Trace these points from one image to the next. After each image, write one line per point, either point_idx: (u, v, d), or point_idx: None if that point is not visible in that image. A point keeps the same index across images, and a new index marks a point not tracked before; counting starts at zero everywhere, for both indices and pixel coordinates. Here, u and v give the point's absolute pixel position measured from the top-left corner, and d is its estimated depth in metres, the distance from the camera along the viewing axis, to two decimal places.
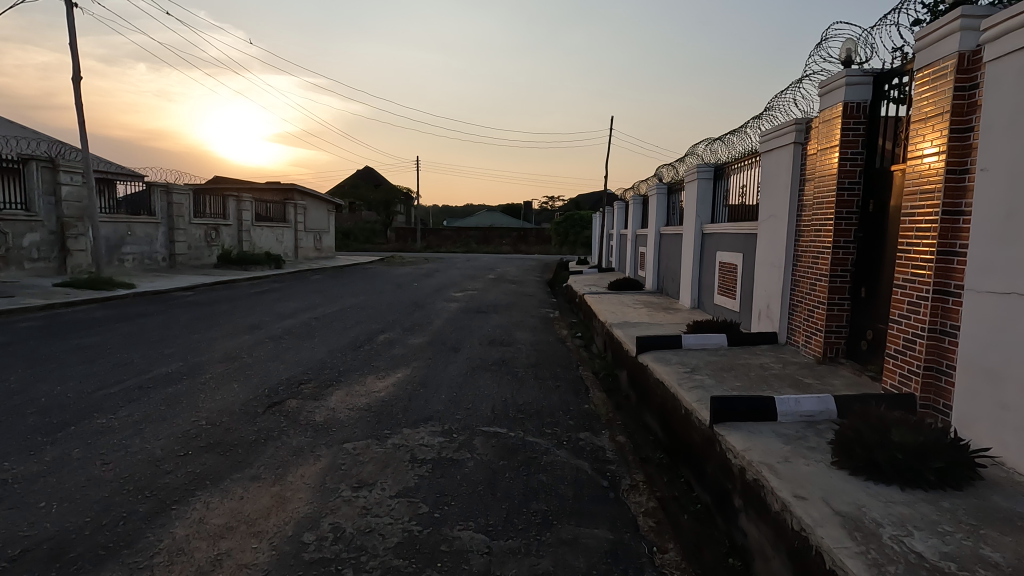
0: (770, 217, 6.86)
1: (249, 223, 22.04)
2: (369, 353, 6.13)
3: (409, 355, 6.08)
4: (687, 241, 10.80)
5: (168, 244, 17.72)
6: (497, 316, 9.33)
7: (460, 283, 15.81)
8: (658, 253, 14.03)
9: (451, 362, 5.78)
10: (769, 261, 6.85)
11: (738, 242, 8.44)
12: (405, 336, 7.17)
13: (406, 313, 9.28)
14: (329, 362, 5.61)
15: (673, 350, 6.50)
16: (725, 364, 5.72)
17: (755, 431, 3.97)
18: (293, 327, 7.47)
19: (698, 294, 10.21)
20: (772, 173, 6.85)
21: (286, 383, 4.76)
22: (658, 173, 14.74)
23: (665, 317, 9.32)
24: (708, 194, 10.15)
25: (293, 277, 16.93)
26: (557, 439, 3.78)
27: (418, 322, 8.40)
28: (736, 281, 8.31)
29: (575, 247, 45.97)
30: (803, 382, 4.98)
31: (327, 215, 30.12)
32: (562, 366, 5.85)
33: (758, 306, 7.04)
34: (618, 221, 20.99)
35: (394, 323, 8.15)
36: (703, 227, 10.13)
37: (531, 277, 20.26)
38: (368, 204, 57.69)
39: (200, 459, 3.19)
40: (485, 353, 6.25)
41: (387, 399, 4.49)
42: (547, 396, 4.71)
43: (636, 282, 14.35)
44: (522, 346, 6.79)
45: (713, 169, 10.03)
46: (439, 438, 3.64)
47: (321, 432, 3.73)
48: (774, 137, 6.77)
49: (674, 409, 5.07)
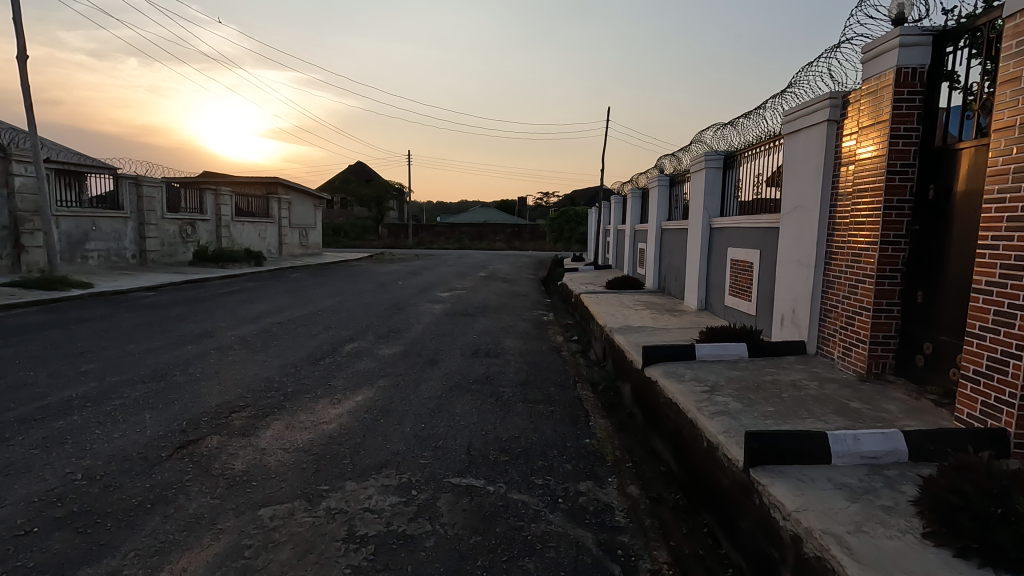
0: (795, 208, 5.97)
1: (228, 218, 21.00)
2: (330, 368, 5.20)
3: (376, 371, 5.15)
4: (692, 236, 9.92)
5: (139, 241, 16.69)
6: (486, 319, 8.41)
7: (449, 282, 14.86)
8: (659, 250, 13.14)
9: (425, 380, 4.86)
10: (794, 259, 5.95)
11: (753, 237, 7.55)
12: (376, 346, 6.23)
13: (384, 317, 8.36)
14: (279, 381, 4.68)
15: (686, 363, 5.59)
16: (750, 381, 4.82)
17: (806, 480, 3.08)
18: (249, 335, 6.53)
19: (706, 294, 9.34)
20: (797, 157, 5.95)
21: (213, 413, 3.82)
22: (659, 164, 13.84)
23: (672, 321, 8.42)
24: (717, 186, 9.25)
25: (270, 275, 15.94)
26: (549, 496, 2.86)
27: (395, 327, 7.46)
28: (752, 281, 7.42)
29: (570, 243, 45.06)
30: (851, 406, 4.08)
31: (314, 210, 29.08)
32: (557, 384, 4.94)
33: (781, 310, 6.16)
34: (616, 216, 20.10)
35: (367, 329, 7.22)
36: (712, 221, 9.23)
37: (525, 275, 19.34)
38: (359, 199, 56.59)
39: (44, 543, 2.25)
40: (467, 367, 5.33)
41: (336, 435, 3.56)
42: (539, 428, 3.79)
43: (636, 281, 13.46)
44: (510, 358, 5.87)
45: (723, 157, 9.14)
46: (391, 499, 2.72)
47: (235, 489, 2.79)
48: (799, 115, 5.87)
49: (693, 439, 4.17)
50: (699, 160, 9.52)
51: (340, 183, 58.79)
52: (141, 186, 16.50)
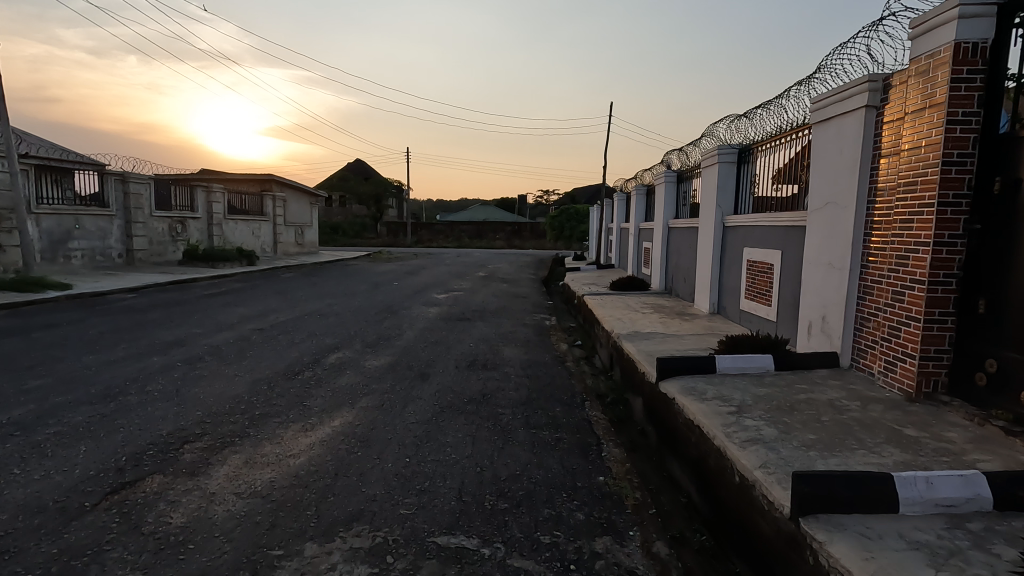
0: (824, 205, 5.39)
1: (220, 216, 20.44)
2: (309, 384, 4.63)
3: (359, 388, 4.58)
4: (703, 236, 9.35)
5: (126, 239, 16.12)
6: (484, 324, 7.87)
7: (446, 283, 14.28)
8: (666, 249, 12.57)
9: (414, 398, 4.30)
10: (823, 261, 5.38)
11: (772, 237, 6.98)
12: (363, 357, 5.66)
13: (375, 321, 7.81)
14: (247, 400, 4.12)
15: (706, 378, 5.03)
16: (782, 402, 4.25)
17: (872, 536, 2.52)
18: (224, 344, 5.97)
19: (718, 297, 8.78)
20: (826, 149, 5.38)
21: (161, 445, 3.25)
22: (666, 160, 13.26)
23: (683, 326, 7.88)
24: (730, 181, 8.67)
25: (261, 275, 15.36)
26: (559, 561, 2.30)
27: (386, 334, 6.91)
28: (771, 284, 6.85)
29: (571, 242, 44.52)
30: (906, 435, 3.51)
31: (310, 208, 28.51)
32: (563, 403, 4.38)
33: (808, 318, 5.59)
34: (620, 214, 19.49)
35: (355, 336, 6.66)
36: (725, 219, 8.66)
37: (526, 275, 18.74)
38: (358, 197, 56.03)
39: None
40: (461, 383, 4.77)
41: (303, 473, 2.99)
42: (544, 462, 3.23)
43: (642, 282, 12.90)
44: (510, 370, 5.31)
45: (737, 151, 8.57)
46: (359, 570, 2.15)
47: (164, 555, 2.23)
48: (829, 102, 5.30)
49: (722, 471, 3.61)
50: (711, 154, 8.94)
51: (338, 181, 58.20)
52: (127, 182, 15.92)
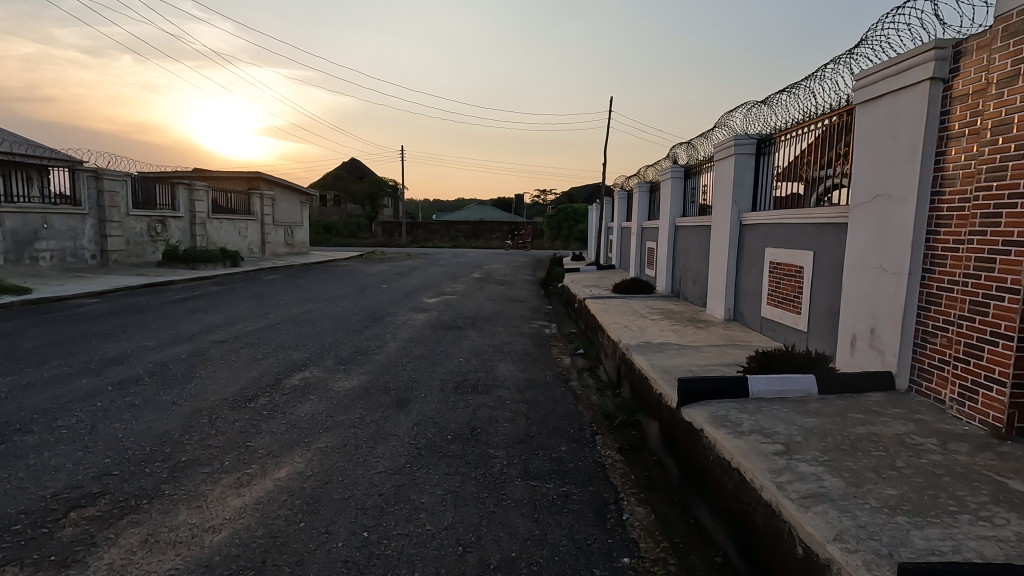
0: (873, 198, 4.59)
1: (204, 215, 19.56)
2: (261, 415, 3.81)
3: (320, 420, 3.76)
4: (716, 234, 8.55)
5: (100, 239, 15.24)
6: (477, 333, 7.07)
7: (439, 285, 13.45)
8: (672, 249, 11.78)
9: (385, 436, 3.48)
10: (872, 264, 4.58)
11: (799, 235, 6.18)
12: (333, 376, 4.83)
13: (356, 331, 6.98)
14: (175, 440, 3.29)
15: (737, 403, 4.22)
16: (840, 438, 3.45)
17: None
18: (173, 362, 5.13)
19: (734, 302, 8.01)
20: (874, 133, 4.60)
21: (35, 516, 2.43)
22: (672, 154, 12.47)
23: (697, 336, 7.08)
24: (747, 175, 7.87)
25: (242, 277, 14.52)
26: None
27: (365, 347, 6.08)
28: (800, 289, 6.07)
29: (569, 241, 43.74)
30: (1015, 491, 2.73)
31: (300, 207, 27.62)
32: (569, 439, 3.57)
33: (851, 329, 4.80)
34: (620, 212, 18.70)
35: (329, 350, 5.84)
36: (742, 216, 7.87)
37: (523, 276, 17.93)
38: (352, 196, 55.12)
39: None
40: (446, 413, 3.95)
41: (218, 561, 2.18)
42: (547, 536, 2.42)
43: (646, 284, 12.11)
44: (504, 392, 4.50)
45: (755, 141, 7.77)
46: None
47: None
48: (879, 78, 4.52)
49: (774, 534, 2.80)
50: (726, 145, 8.13)
51: (332, 180, 57.26)
52: (101, 179, 15.02)
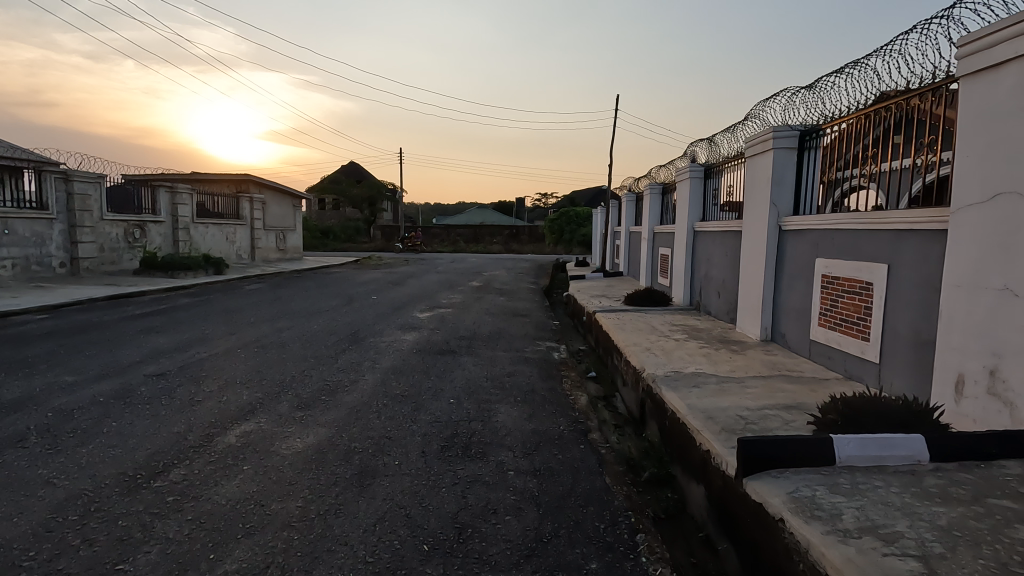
0: (991, 196, 3.50)
1: (188, 220, 18.47)
2: (160, 506, 2.69)
3: (244, 512, 2.65)
4: (749, 241, 7.46)
5: (70, 246, 14.17)
6: (475, 360, 5.95)
7: (435, 296, 12.35)
8: (691, 257, 10.69)
9: (329, 549, 2.36)
10: (991, 284, 3.47)
11: (864, 244, 5.07)
12: (283, 431, 3.73)
13: (329, 359, 5.86)
14: (9, 564, 2.18)
15: (823, 477, 3.09)
16: (1002, 551, 2.34)
17: None
18: (82, 408, 4.02)
19: (772, 320, 6.91)
20: (991, 111, 3.51)
21: None
22: (690, 152, 11.38)
23: (735, 363, 5.96)
24: (788, 172, 6.79)
25: (222, 287, 13.45)
26: None
27: (335, 382, 4.96)
28: (868, 310, 4.95)
29: (571, 246, 42.68)
30: None
31: (293, 210, 26.57)
32: (600, 550, 2.46)
33: (958, 367, 3.70)
34: (629, 216, 17.60)
35: (289, 387, 4.74)
36: (782, 221, 6.76)
37: (526, 285, 16.85)
38: (350, 200, 54.09)
39: None
40: (425, 498, 2.83)
41: None
42: None
43: (662, 295, 11.02)
44: (505, 456, 3.41)
45: (799, 133, 6.68)
46: None
47: None
48: (998, 40, 3.44)
49: None
50: (761, 138, 7.04)
51: (330, 183, 56.22)
52: (70, 181, 13.95)
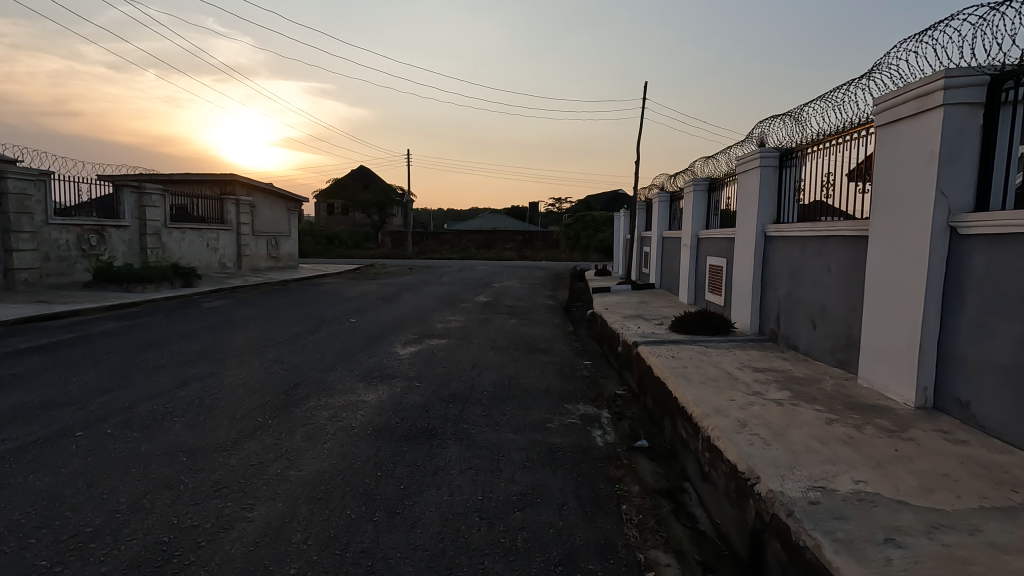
0: None
1: (160, 224, 16.31)
2: None
3: None
4: (885, 252, 4.93)
5: (3, 254, 12.03)
6: (464, 458, 3.48)
7: (430, 318, 9.90)
8: (762, 268, 8.14)
9: None
10: None
11: None
12: None
13: (214, 454, 3.43)
14: None
15: None
16: None
17: None
18: None
19: (938, 376, 4.41)
20: None
21: None
22: (756, 134, 8.88)
23: (914, 465, 3.42)
24: (966, 143, 4.28)
25: (177, 305, 11.14)
26: None
27: (181, 536, 2.53)
28: None
29: (588, 253, 40.14)
30: None
31: (287, 214, 24.46)
32: None
33: None
34: (661, 218, 15.07)
35: (72, 560, 2.31)
36: (960, 220, 4.22)
37: (543, 301, 14.39)
38: (358, 205, 52.06)
39: None
40: None
41: None
42: None
43: (720, 319, 8.50)
44: None
45: (988, 81, 4.17)
46: None
47: None
48: None
49: None
50: (915, 91, 4.52)
51: (337, 187, 54.29)
52: (4, 177, 11.84)
